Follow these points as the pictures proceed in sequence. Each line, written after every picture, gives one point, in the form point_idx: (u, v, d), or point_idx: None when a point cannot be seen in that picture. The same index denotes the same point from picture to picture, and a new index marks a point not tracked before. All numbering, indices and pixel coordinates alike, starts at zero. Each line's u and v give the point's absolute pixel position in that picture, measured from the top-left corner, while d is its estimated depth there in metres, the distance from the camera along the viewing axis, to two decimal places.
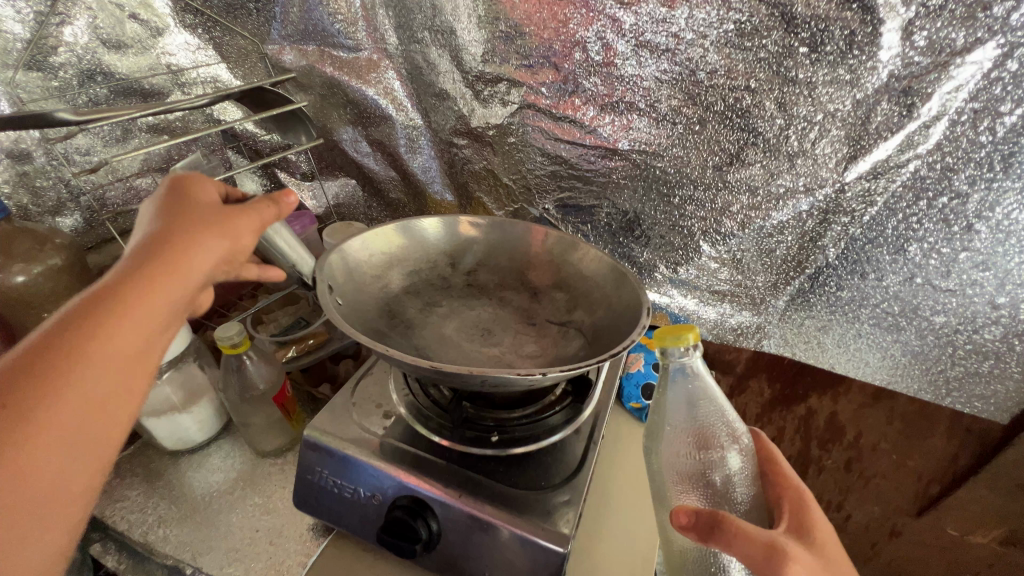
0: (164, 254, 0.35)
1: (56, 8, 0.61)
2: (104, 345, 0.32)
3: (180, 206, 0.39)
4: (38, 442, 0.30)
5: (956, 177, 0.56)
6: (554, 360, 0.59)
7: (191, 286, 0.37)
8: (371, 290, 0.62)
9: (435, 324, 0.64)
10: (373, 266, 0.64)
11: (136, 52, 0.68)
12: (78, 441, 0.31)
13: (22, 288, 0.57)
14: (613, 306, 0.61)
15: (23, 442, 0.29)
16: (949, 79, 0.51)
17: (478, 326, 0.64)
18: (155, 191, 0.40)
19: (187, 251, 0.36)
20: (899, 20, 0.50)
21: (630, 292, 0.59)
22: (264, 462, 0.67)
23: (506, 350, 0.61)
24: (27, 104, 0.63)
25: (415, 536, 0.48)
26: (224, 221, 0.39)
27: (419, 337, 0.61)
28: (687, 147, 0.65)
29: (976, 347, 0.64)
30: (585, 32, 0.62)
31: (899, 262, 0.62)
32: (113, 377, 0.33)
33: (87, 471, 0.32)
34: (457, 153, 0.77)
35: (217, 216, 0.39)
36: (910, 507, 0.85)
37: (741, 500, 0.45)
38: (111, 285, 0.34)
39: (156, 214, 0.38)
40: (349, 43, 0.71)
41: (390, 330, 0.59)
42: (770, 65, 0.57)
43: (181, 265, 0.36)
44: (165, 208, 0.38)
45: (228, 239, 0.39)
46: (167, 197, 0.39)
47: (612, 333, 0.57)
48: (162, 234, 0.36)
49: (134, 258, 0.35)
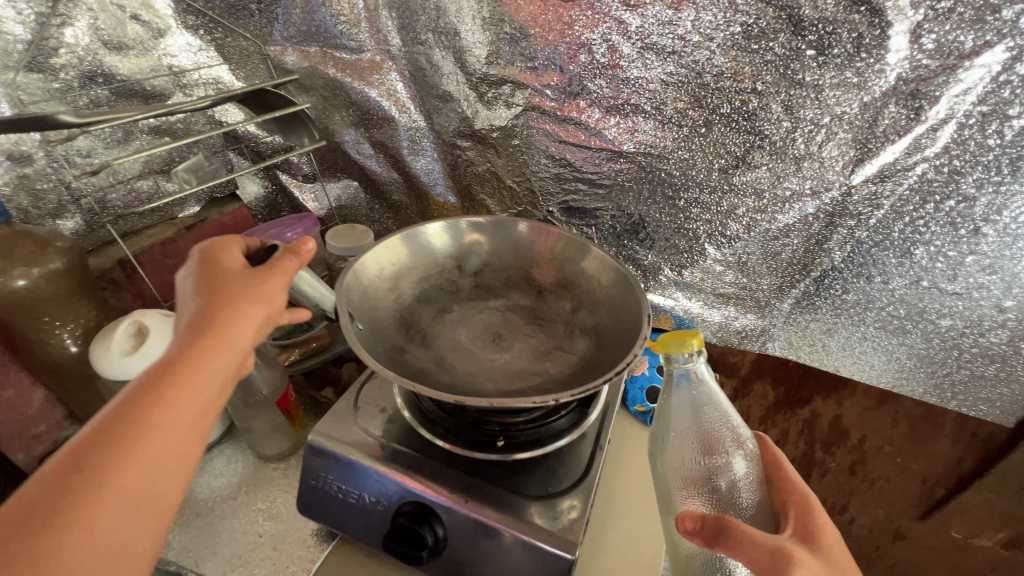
0: (217, 323, 0.39)
1: (56, 9, 0.60)
2: (165, 409, 0.34)
3: (218, 276, 0.42)
4: (112, 502, 0.31)
5: (964, 180, 0.56)
6: (566, 365, 0.59)
7: (238, 349, 0.40)
8: (386, 304, 0.62)
9: (448, 330, 0.64)
10: (384, 280, 0.63)
11: (138, 53, 0.67)
12: (146, 504, 0.32)
13: (23, 292, 0.56)
14: (617, 309, 0.61)
15: (100, 502, 0.30)
16: (957, 83, 0.51)
17: (489, 332, 0.64)
18: (191, 268, 0.44)
19: (232, 317, 0.39)
20: (908, 23, 0.50)
21: (633, 298, 0.59)
22: (267, 466, 0.67)
23: (516, 356, 0.61)
24: (28, 105, 0.61)
25: (421, 542, 0.48)
26: (263, 286, 0.42)
27: (435, 348, 0.61)
28: (693, 149, 0.65)
29: (983, 351, 0.64)
30: (591, 34, 0.61)
31: (906, 265, 0.62)
32: (178, 440, 0.35)
33: (148, 537, 0.33)
34: (460, 155, 0.77)
35: (252, 281, 0.42)
36: (914, 510, 0.85)
37: (746, 505, 0.44)
38: (172, 357, 0.37)
39: (198, 288, 0.42)
40: (352, 45, 0.70)
41: (407, 344, 0.59)
42: (778, 68, 0.56)
43: (229, 332, 0.39)
44: (205, 281, 0.42)
45: (268, 303, 0.42)
46: (205, 270, 0.43)
47: (616, 339, 0.57)
48: (207, 306, 0.40)
49: (190, 331, 0.38)
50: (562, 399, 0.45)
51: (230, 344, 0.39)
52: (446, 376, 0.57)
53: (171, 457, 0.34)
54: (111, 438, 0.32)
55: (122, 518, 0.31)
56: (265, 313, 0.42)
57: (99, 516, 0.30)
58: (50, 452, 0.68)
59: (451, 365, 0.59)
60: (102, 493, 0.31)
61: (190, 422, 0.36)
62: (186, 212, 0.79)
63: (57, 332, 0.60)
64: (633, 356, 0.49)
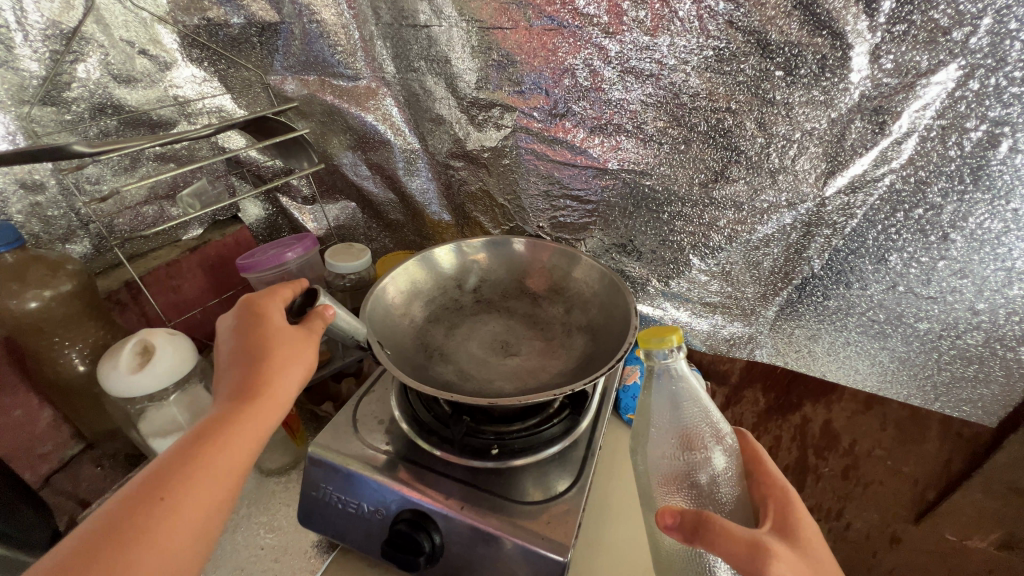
0: (264, 383, 0.44)
1: (70, 46, 0.63)
2: (216, 463, 0.40)
3: (262, 337, 0.47)
4: (170, 532, 0.36)
5: (930, 189, 0.59)
6: (569, 361, 0.62)
7: (278, 410, 0.45)
8: (404, 326, 0.64)
9: (461, 344, 0.66)
10: (399, 304, 0.66)
11: (146, 85, 0.71)
12: (195, 538, 0.37)
13: (34, 313, 0.59)
14: (607, 305, 0.65)
15: (161, 530, 0.36)
16: (917, 98, 0.54)
17: (497, 340, 0.66)
18: (238, 323, 0.49)
19: (273, 382, 0.45)
20: (867, 45, 0.54)
21: (619, 292, 0.63)
22: (268, 480, 0.69)
23: (527, 359, 0.63)
24: (41, 136, 0.64)
25: (418, 548, 0.49)
26: (299, 347, 0.48)
27: (453, 361, 0.63)
28: (674, 166, 0.68)
29: (962, 352, 0.66)
30: (573, 59, 0.65)
31: (881, 271, 0.65)
32: (224, 482, 0.40)
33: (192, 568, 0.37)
34: (453, 175, 0.80)
35: (291, 345, 0.47)
36: (907, 513, 0.86)
37: (726, 501, 0.46)
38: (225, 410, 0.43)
39: (242, 348, 0.47)
40: (349, 73, 0.74)
41: (430, 362, 0.62)
42: (749, 88, 0.60)
43: (272, 394, 0.45)
44: (251, 341, 0.47)
45: (305, 364, 0.48)
46: (251, 328, 0.48)
47: (609, 333, 0.61)
48: (252, 365, 0.45)
49: (240, 388, 0.44)
50: (578, 387, 0.48)
51: (273, 403, 0.45)
52: (469, 385, 0.59)
53: (217, 505, 0.39)
54: (164, 491, 0.37)
55: (171, 558, 0.36)
56: (301, 373, 0.47)
57: (149, 552, 0.35)
58: (56, 471, 0.69)
59: (473, 373, 0.61)
60: (165, 524, 0.36)
61: (232, 472, 0.41)
62: (190, 235, 0.82)
63: (66, 353, 0.63)
64: (624, 347, 0.53)
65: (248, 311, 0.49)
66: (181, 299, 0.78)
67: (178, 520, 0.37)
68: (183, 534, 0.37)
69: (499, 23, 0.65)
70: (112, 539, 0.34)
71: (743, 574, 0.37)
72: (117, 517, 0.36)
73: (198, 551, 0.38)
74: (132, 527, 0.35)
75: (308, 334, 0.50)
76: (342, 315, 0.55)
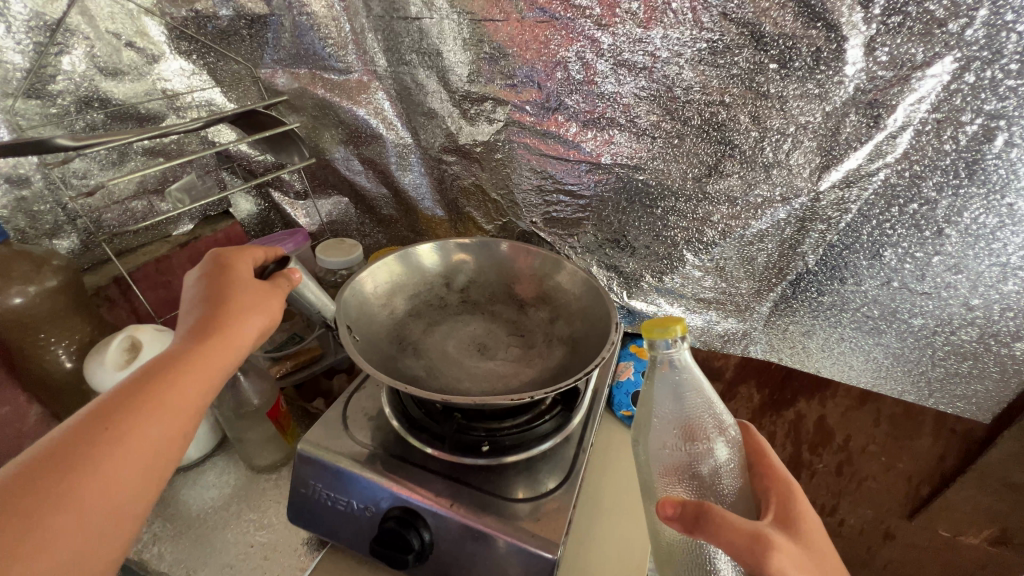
0: (222, 330, 0.44)
1: (54, 38, 0.63)
2: (168, 402, 0.39)
3: (224, 287, 0.46)
4: (116, 466, 0.36)
5: (925, 184, 0.58)
6: (543, 370, 0.61)
7: (233, 358, 0.44)
8: (380, 319, 0.64)
9: (438, 342, 0.65)
10: (378, 295, 0.66)
11: (133, 79, 0.70)
12: (142, 475, 0.37)
13: (19, 309, 0.58)
14: (590, 316, 0.64)
15: (106, 464, 0.35)
16: (912, 92, 0.54)
17: (474, 342, 0.66)
18: (201, 272, 0.48)
19: (230, 330, 0.44)
20: (862, 37, 0.53)
21: (603, 306, 0.62)
22: (259, 478, 0.68)
23: (501, 364, 0.63)
24: (26, 130, 0.64)
25: (407, 546, 0.49)
26: (262, 300, 0.47)
27: (425, 356, 0.63)
28: (667, 160, 0.67)
29: (956, 348, 0.66)
30: (566, 52, 0.64)
31: (876, 267, 0.64)
32: (176, 422, 0.39)
33: (137, 506, 0.37)
34: (446, 169, 0.80)
35: (254, 298, 0.47)
36: (900, 509, 0.86)
37: (728, 492, 0.46)
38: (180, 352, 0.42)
39: (203, 296, 0.46)
40: (339, 66, 0.73)
41: (400, 355, 0.61)
42: (743, 81, 0.59)
43: (230, 342, 0.44)
44: (212, 290, 0.46)
45: (267, 317, 0.47)
46: (214, 279, 0.47)
47: (588, 348, 0.60)
48: (211, 312, 0.44)
49: (198, 333, 0.43)
50: (539, 395, 0.48)
51: (230, 351, 0.44)
52: (436, 382, 0.59)
53: (167, 445, 0.39)
54: (113, 421, 0.37)
55: (113, 493, 0.35)
56: (262, 325, 0.47)
57: (93, 484, 0.34)
58: None
59: (444, 372, 0.61)
60: (111, 458, 0.36)
61: (184, 414, 0.40)
62: (181, 230, 0.81)
63: (52, 348, 0.62)
64: (599, 358, 0.52)
65: (213, 264, 0.49)
66: (171, 295, 0.78)
67: (126, 457, 0.36)
68: (131, 470, 0.36)
69: (490, 16, 0.64)
70: (55, 468, 0.34)
71: (744, 566, 0.37)
72: (62, 447, 0.35)
73: (145, 488, 0.37)
74: (76, 459, 0.35)
75: (271, 289, 0.49)
76: (309, 285, 0.56)
